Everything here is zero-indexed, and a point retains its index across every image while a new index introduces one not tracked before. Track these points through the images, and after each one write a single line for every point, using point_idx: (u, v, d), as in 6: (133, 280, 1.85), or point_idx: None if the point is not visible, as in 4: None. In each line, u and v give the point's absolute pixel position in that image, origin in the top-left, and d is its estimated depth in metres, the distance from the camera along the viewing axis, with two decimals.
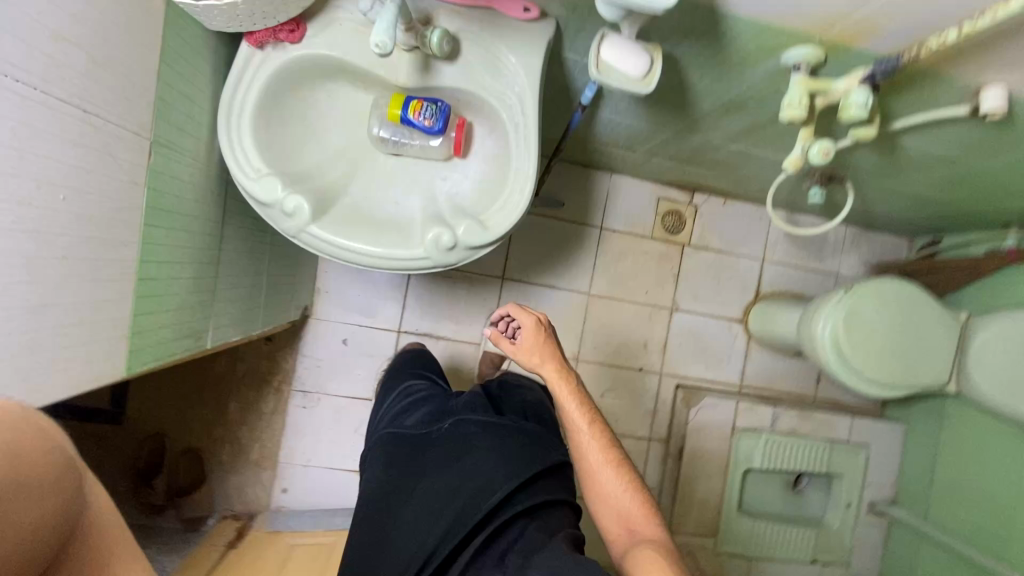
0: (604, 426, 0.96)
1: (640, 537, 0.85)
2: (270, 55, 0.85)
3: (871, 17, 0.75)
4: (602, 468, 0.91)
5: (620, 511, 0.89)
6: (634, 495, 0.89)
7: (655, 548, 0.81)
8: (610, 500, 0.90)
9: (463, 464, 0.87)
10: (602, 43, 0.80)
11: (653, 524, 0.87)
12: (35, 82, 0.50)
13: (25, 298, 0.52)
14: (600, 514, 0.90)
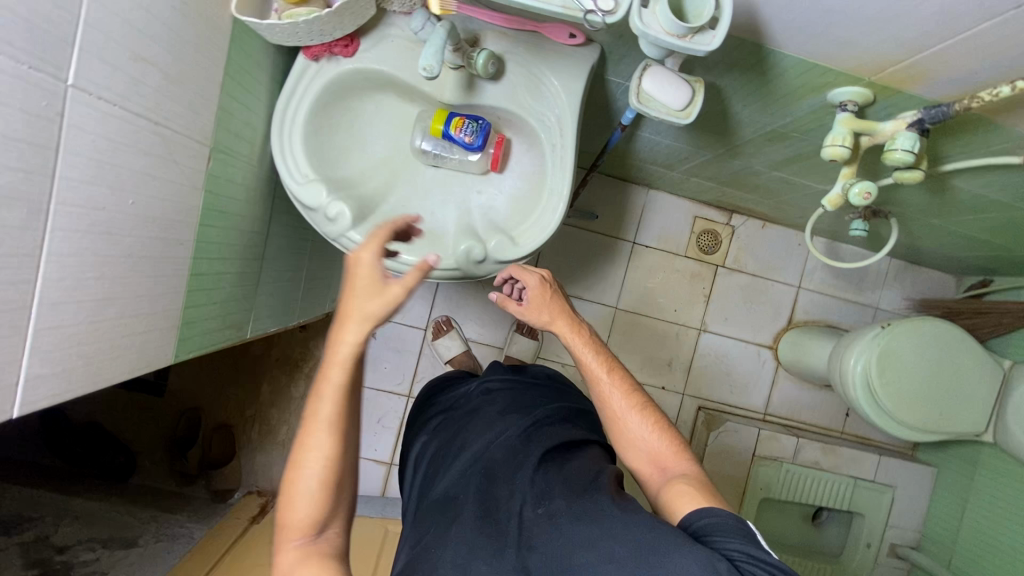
0: (618, 366, 0.88)
1: (675, 470, 0.81)
2: (325, 67, 0.89)
3: (927, 63, 0.73)
4: (625, 410, 0.85)
5: (649, 451, 0.83)
6: (662, 430, 0.84)
7: (690, 482, 0.78)
8: (638, 441, 0.84)
9: (488, 419, 0.97)
10: (644, 74, 0.82)
11: (683, 454, 0.83)
12: (117, 99, 0.54)
13: (94, 292, 0.57)
14: (629, 458, 0.84)
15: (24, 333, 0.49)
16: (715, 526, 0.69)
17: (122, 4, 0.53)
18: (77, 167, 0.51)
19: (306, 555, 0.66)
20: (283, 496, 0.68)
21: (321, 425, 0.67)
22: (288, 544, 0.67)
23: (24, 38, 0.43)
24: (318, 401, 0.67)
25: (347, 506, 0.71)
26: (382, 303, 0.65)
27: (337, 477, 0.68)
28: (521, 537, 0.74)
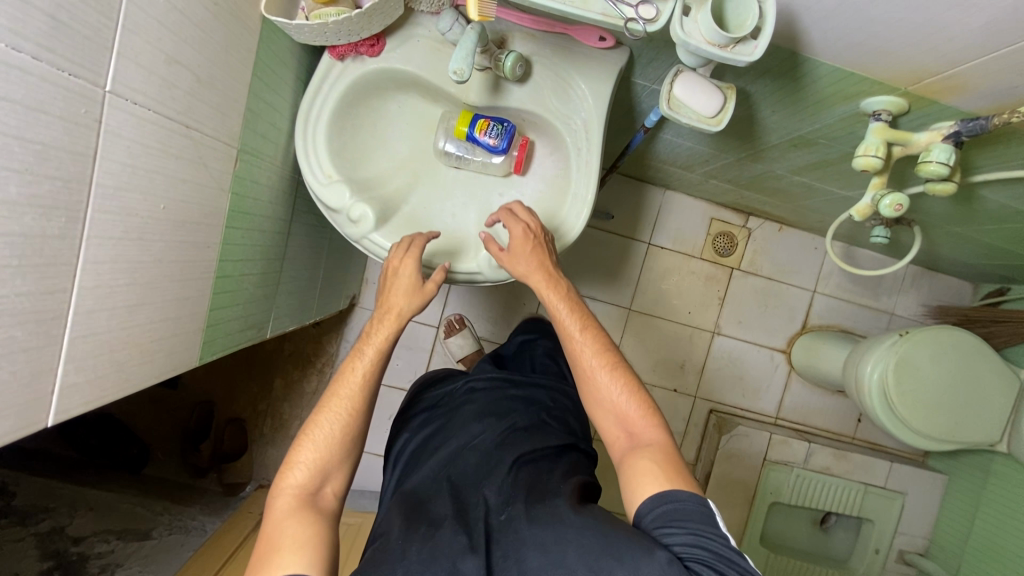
0: (596, 330, 0.88)
1: (643, 439, 0.80)
2: (350, 66, 0.88)
3: (967, 76, 0.72)
4: (599, 375, 0.84)
5: (621, 420, 0.83)
6: (636, 398, 0.83)
7: (656, 457, 0.76)
8: (609, 409, 0.84)
9: (468, 423, 0.98)
10: (676, 79, 0.80)
11: (655, 424, 0.81)
12: (151, 103, 0.54)
13: (126, 299, 0.56)
14: (600, 425, 0.85)
15: (58, 341, 0.48)
16: (670, 517, 0.68)
17: (157, 6, 0.51)
18: (112, 173, 0.50)
19: (296, 506, 0.74)
20: (296, 447, 0.79)
21: (348, 389, 0.82)
22: (285, 490, 0.75)
23: (66, 45, 0.42)
24: (352, 369, 0.84)
25: (345, 472, 0.81)
26: (419, 299, 0.87)
27: (350, 438, 0.81)
28: (486, 537, 0.74)
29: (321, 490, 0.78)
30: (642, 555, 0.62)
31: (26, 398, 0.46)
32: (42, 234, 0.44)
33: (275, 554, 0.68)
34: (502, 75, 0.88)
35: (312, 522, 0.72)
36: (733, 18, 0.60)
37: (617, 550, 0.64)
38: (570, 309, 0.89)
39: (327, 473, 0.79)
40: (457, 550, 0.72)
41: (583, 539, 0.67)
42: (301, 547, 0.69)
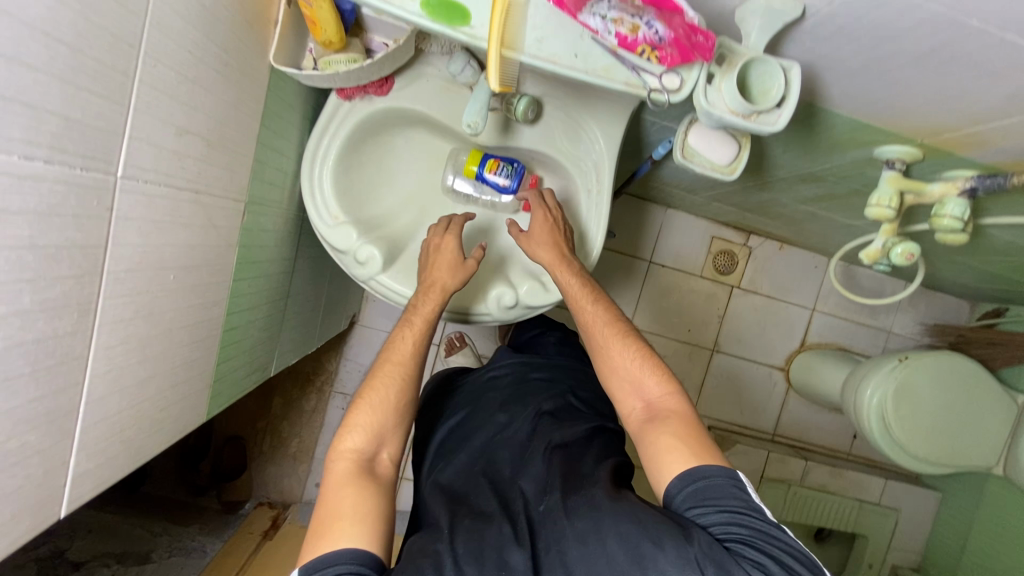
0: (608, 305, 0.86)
1: (661, 411, 0.75)
2: (357, 106, 0.85)
3: (985, 134, 0.71)
4: (613, 348, 0.82)
5: (639, 393, 0.79)
6: (653, 369, 0.79)
7: (677, 429, 0.71)
8: (625, 383, 0.80)
9: (497, 417, 0.96)
10: (690, 127, 0.78)
11: (675, 395, 0.77)
12: (161, 178, 0.52)
13: (136, 375, 0.55)
14: (617, 401, 0.81)
15: (71, 435, 0.47)
16: (702, 496, 0.64)
17: (167, 80, 0.49)
18: (122, 257, 0.49)
19: (354, 471, 0.72)
20: (351, 413, 0.78)
21: (400, 360, 0.82)
22: (344, 453, 0.74)
23: (80, 142, 0.40)
24: (400, 342, 0.84)
25: (399, 441, 0.80)
26: (461, 274, 0.88)
27: (402, 406, 0.81)
28: (529, 529, 0.72)
29: (378, 456, 0.76)
30: (681, 545, 0.58)
31: (38, 497, 0.45)
32: (53, 335, 0.42)
33: (336, 521, 0.66)
34: (514, 117, 0.86)
35: (370, 490, 0.70)
36: (757, 87, 0.59)
37: (656, 535, 0.60)
38: (584, 286, 0.87)
39: (383, 439, 0.77)
40: (501, 544, 0.70)
41: (621, 525, 0.64)
42: (361, 515, 0.67)
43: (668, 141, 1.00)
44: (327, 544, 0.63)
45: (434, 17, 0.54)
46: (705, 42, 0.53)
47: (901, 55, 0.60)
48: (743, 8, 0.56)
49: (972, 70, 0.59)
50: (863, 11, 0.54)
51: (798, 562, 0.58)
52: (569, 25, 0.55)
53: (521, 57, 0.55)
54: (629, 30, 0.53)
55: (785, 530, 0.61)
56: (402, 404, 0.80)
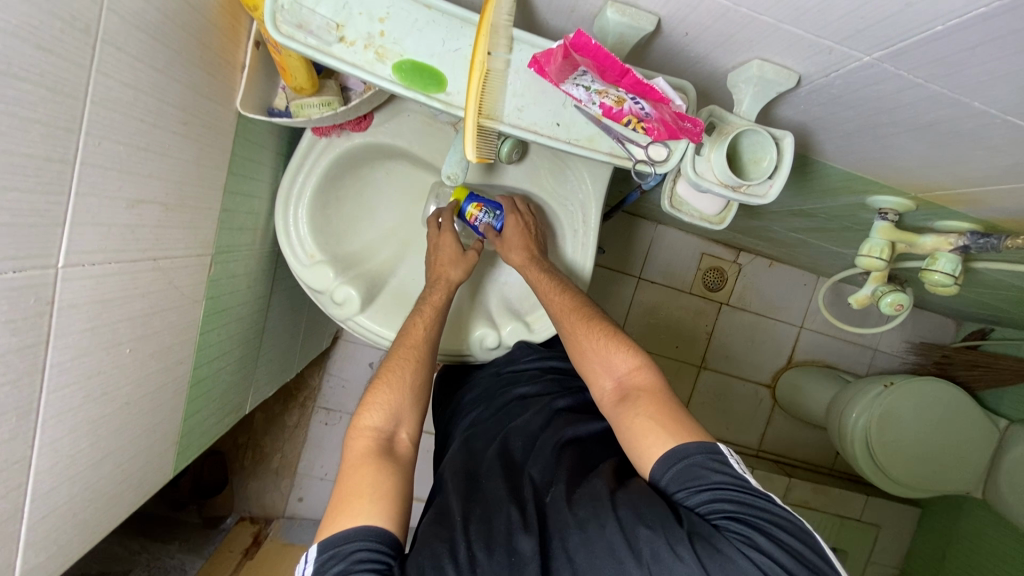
0: (570, 290, 0.81)
1: (633, 390, 0.69)
2: (334, 143, 0.81)
3: (980, 196, 0.68)
4: (580, 333, 0.77)
5: (610, 375, 0.73)
6: (619, 346, 0.74)
7: (650, 407, 0.65)
8: (596, 368, 0.75)
9: (518, 402, 0.84)
10: (677, 176, 0.69)
11: (645, 368, 0.71)
12: (111, 255, 0.48)
13: (89, 456, 0.52)
14: (592, 391, 0.76)
15: (12, 536, 0.44)
16: (685, 477, 0.58)
17: (115, 155, 0.46)
18: (68, 346, 0.45)
19: (371, 450, 0.66)
20: (368, 394, 0.73)
21: (416, 343, 0.78)
22: (363, 431, 0.69)
23: (8, 246, 0.37)
24: (417, 325, 0.80)
25: (420, 421, 0.74)
26: (465, 267, 0.85)
27: (420, 388, 0.76)
28: (538, 512, 0.64)
29: (397, 436, 0.70)
30: (670, 529, 0.53)
31: None
32: None
33: (351, 500, 0.60)
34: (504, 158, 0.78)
35: (388, 468, 0.64)
36: (748, 155, 0.56)
37: (650, 520, 0.55)
38: (550, 277, 0.82)
39: (400, 417, 0.72)
40: (509, 529, 0.62)
41: (624, 512, 0.57)
42: (379, 494, 0.61)
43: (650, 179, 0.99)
44: (345, 522, 0.58)
45: (407, 82, 0.51)
46: (693, 128, 0.51)
47: (898, 123, 0.57)
48: (735, 73, 0.54)
49: (974, 145, 0.56)
50: (859, 84, 0.51)
51: (794, 534, 0.52)
52: (552, 92, 0.52)
53: (500, 126, 0.52)
54: (614, 102, 0.50)
55: (774, 500, 0.55)
56: (420, 391, 0.76)
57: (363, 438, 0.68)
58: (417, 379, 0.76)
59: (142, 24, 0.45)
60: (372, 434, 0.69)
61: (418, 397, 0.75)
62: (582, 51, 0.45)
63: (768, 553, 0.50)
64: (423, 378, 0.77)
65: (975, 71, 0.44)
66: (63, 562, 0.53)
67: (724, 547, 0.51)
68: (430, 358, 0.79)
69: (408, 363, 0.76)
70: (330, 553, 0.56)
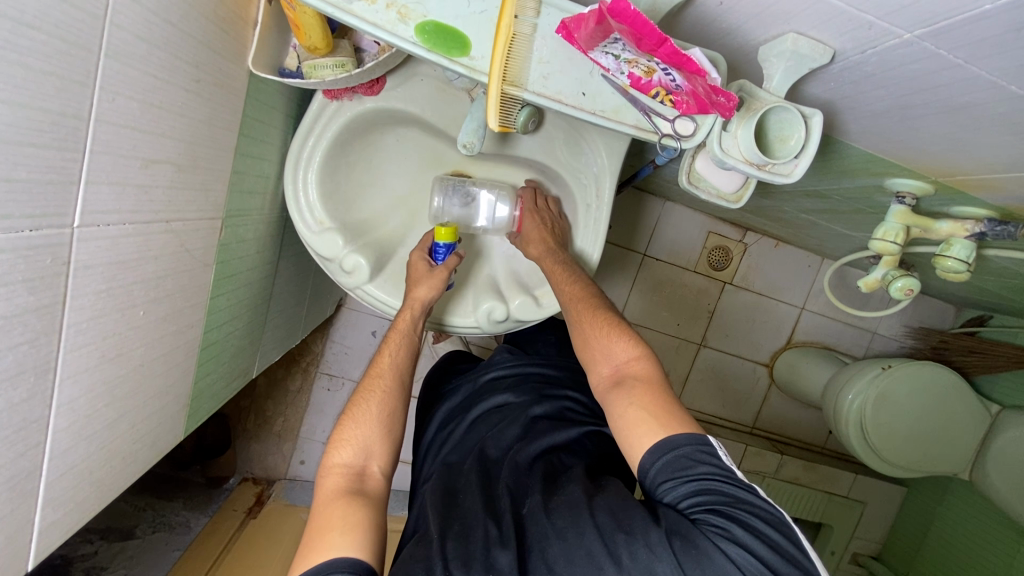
0: (579, 278, 0.81)
1: (630, 378, 0.69)
2: (345, 106, 0.78)
3: (1003, 181, 0.67)
4: (585, 320, 0.78)
5: (608, 361, 0.73)
6: (621, 336, 0.73)
7: (642, 396, 0.65)
8: (596, 354, 0.75)
9: (492, 420, 0.84)
10: (699, 150, 0.67)
11: (644, 359, 0.70)
12: (126, 216, 0.47)
13: (106, 417, 0.52)
14: (591, 377, 0.76)
15: (31, 494, 0.45)
16: (674, 467, 0.58)
17: (130, 112, 0.44)
18: (84, 307, 0.45)
19: (341, 488, 0.66)
20: (338, 429, 0.73)
21: (382, 375, 0.78)
22: (333, 469, 0.68)
23: (24, 204, 0.36)
24: (383, 355, 0.80)
25: (393, 455, 0.74)
26: (433, 286, 0.82)
27: (391, 417, 0.75)
28: (515, 523, 0.64)
29: (368, 470, 0.70)
30: (647, 532, 0.55)
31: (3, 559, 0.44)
32: (8, 408, 0.40)
33: (321, 534, 0.60)
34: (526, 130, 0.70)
35: (361, 505, 0.64)
36: (774, 133, 0.55)
37: (628, 526, 0.56)
38: (561, 264, 0.83)
39: (371, 451, 0.71)
40: (486, 543, 0.62)
41: (601, 518, 0.59)
42: (349, 526, 0.61)
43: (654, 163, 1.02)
44: (318, 556, 0.57)
45: (431, 45, 0.49)
46: (726, 103, 0.49)
47: (931, 105, 0.55)
48: (767, 46, 0.52)
49: (1004, 130, 0.55)
50: (895, 63, 0.50)
51: (770, 523, 0.53)
52: (578, 60, 0.51)
53: (523, 94, 0.51)
54: (643, 73, 0.49)
55: (758, 491, 0.56)
56: (393, 423, 0.75)
57: (333, 477, 0.67)
58: (388, 410, 0.75)
59: None
60: (339, 474, 0.68)
61: (389, 429, 0.74)
62: (619, 17, 0.43)
63: (744, 545, 0.51)
64: (395, 410, 0.76)
65: (1019, 54, 0.42)
66: (81, 520, 0.54)
67: (701, 542, 0.52)
68: (401, 390, 0.78)
69: (375, 397, 0.75)
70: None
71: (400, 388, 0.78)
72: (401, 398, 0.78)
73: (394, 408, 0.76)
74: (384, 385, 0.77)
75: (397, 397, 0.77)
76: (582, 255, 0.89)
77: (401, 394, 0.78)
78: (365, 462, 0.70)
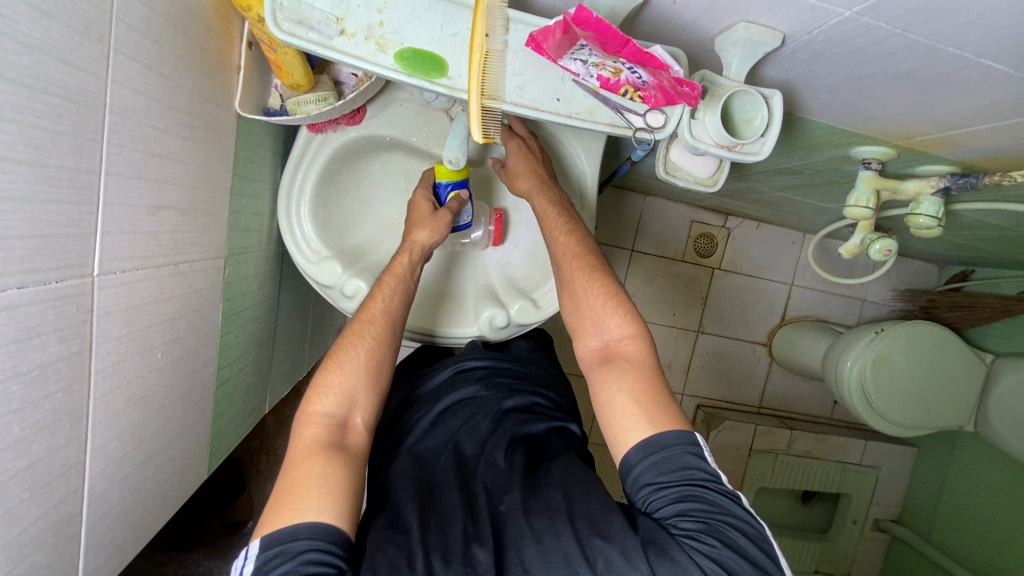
0: (576, 233, 0.80)
1: (622, 358, 0.71)
2: (329, 138, 0.81)
3: (959, 136, 0.71)
4: (576, 283, 0.78)
5: (599, 334, 0.75)
6: (616, 308, 0.74)
7: (634, 378, 0.68)
8: (587, 323, 0.76)
9: (464, 410, 0.84)
10: (670, 141, 0.70)
11: (638, 338, 0.73)
12: (137, 260, 0.49)
13: (136, 459, 0.54)
14: (575, 343, 0.77)
15: (74, 538, 0.46)
16: (658, 467, 0.61)
17: (134, 161, 0.46)
18: (109, 352, 0.47)
19: (321, 439, 0.65)
20: (321, 377, 0.71)
21: (373, 320, 0.75)
22: (314, 417, 0.67)
23: (48, 257, 0.38)
24: (375, 298, 0.77)
25: (376, 408, 0.73)
26: (437, 230, 0.80)
27: (377, 370, 0.74)
28: (493, 521, 0.64)
29: (350, 421, 0.69)
30: (625, 539, 0.57)
31: None
32: (48, 453, 0.41)
33: (298, 491, 0.58)
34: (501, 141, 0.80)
35: (339, 461, 0.63)
36: (739, 116, 0.59)
37: (607, 532, 0.59)
38: (556, 210, 0.80)
39: (354, 401, 0.70)
40: (464, 537, 0.62)
41: (579, 525, 0.61)
42: (329, 487, 0.60)
43: (630, 161, 1.05)
44: (293, 516, 0.56)
45: (410, 70, 0.52)
46: (691, 93, 0.53)
47: (880, 73, 0.59)
48: (722, 37, 0.56)
49: (949, 89, 0.59)
50: (841, 39, 0.54)
51: (751, 539, 0.56)
52: (549, 68, 0.54)
53: (502, 105, 0.54)
54: (611, 74, 0.53)
55: (738, 500, 0.59)
56: (379, 370, 0.74)
57: (314, 427, 0.66)
58: (375, 356, 0.73)
59: (148, 32, 0.46)
60: (318, 423, 0.67)
61: (376, 376, 0.73)
62: (583, 25, 0.46)
63: (719, 559, 0.54)
64: (382, 356, 0.74)
65: (947, 18, 0.46)
66: (120, 563, 0.55)
67: (677, 554, 0.54)
68: (394, 333, 0.76)
69: (365, 343, 0.73)
70: (276, 551, 0.54)
71: (393, 332, 0.76)
72: (393, 343, 0.76)
73: (381, 355, 0.74)
74: (374, 328, 0.75)
75: (391, 343, 0.76)
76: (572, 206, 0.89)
77: (392, 340, 0.76)
78: (346, 411, 0.69)
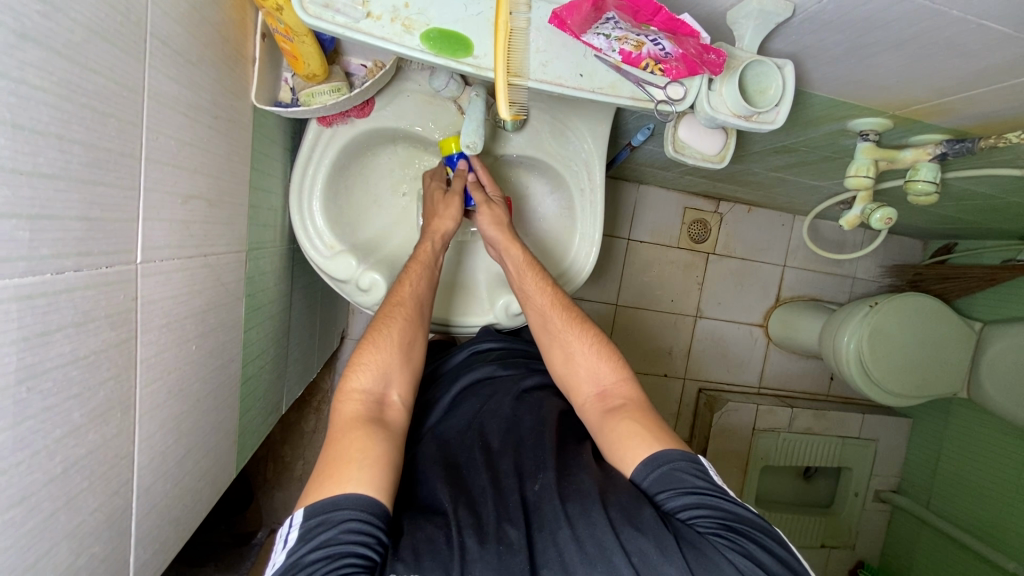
0: (553, 287, 0.83)
1: (619, 399, 0.74)
2: (339, 132, 0.80)
3: (954, 103, 0.74)
4: (562, 332, 0.81)
5: (595, 382, 0.77)
6: (604, 356, 0.78)
7: (636, 416, 0.70)
8: (581, 370, 0.78)
9: (485, 389, 0.84)
10: (679, 120, 0.72)
11: (628, 379, 0.76)
12: (173, 251, 0.49)
13: (177, 452, 0.54)
14: (571, 396, 0.79)
15: (125, 532, 0.46)
16: (667, 480, 0.61)
17: (169, 149, 0.46)
18: (151, 342, 0.46)
19: (361, 414, 0.65)
20: (357, 354, 0.71)
21: (404, 301, 0.77)
22: (352, 394, 0.67)
23: (99, 241, 0.38)
24: (404, 283, 0.79)
25: (410, 385, 0.74)
26: (453, 216, 0.82)
27: (409, 347, 0.75)
28: (523, 505, 0.63)
29: (387, 398, 0.69)
30: (659, 533, 0.55)
31: None
32: (103, 442, 0.41)
33: (340, 466, 0.58)
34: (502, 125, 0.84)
35: (379, 434, 0.63)
36: (754, 86, 0.61)
37: (638, 522, 0.56)
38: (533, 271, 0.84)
39: (390, 378, 0.71)
40: (497, 517, 0.61)
41: (614, 513, 0.58)
42: (370, 461, 0.59)
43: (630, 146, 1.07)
44: (334, 488, 0.55)
45: (437, 50, 0.53)
46: (715, 60, 0.55)
47: (884, 41, 0.61)
48: (735, 10, 0.56)
49: (949, 53, 0.62)
50: (851, 6, 0.56)
51: (776, 541, 0.56)
52: (572, 44, 0.56)
53: (528, 83, 0.55)
54: (633, 47, 0.55)
55: (748, 507, 0.60)
56: (412, 348, 0.75)
57: (354, 402, 0.66)
58: (409, 332, 0.75)
59: (178, 18, 0.46)
60: (355, 400, 0.66)
61: (409, 352, 0.75)
62: None
63: (749, 556, 0.53)
64: (415, 336, 0.76)
65: None
66: (163, 561, 0.54)
67: (709, 550, 0.53)
68: (423, 313, 0.79)
69: (400, 318, 0.75)
70: (320, 519, 0.53)
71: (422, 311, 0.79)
72: (423, 320, 0.78)
73: (414, 333, 0.76)
74: (406, 307, 0.77)
75: (422, 321, 0.78)
76: (571, 199, 0.92)
77: (422, 319, 0.78)
78: (382, 386, 0.70)
